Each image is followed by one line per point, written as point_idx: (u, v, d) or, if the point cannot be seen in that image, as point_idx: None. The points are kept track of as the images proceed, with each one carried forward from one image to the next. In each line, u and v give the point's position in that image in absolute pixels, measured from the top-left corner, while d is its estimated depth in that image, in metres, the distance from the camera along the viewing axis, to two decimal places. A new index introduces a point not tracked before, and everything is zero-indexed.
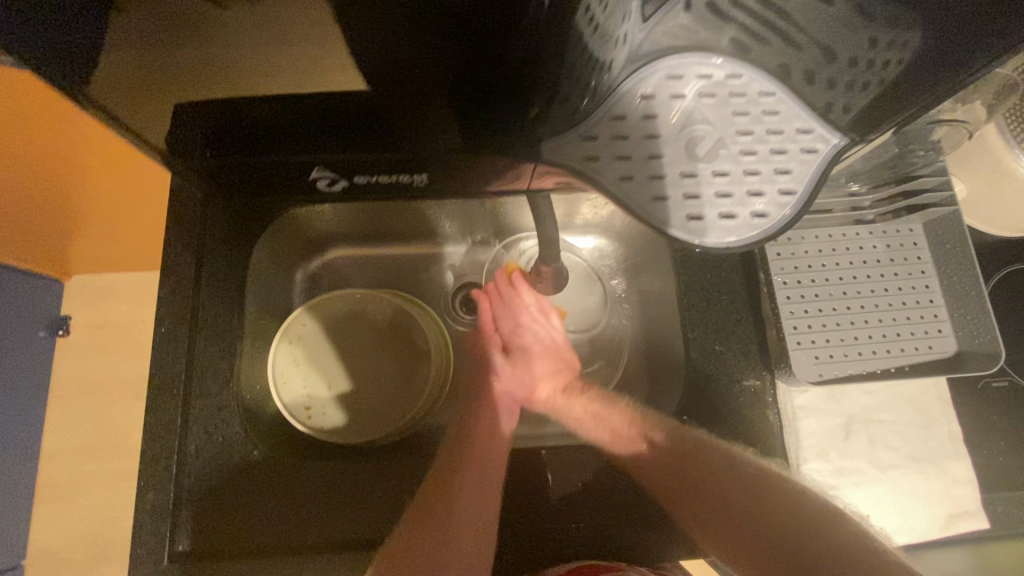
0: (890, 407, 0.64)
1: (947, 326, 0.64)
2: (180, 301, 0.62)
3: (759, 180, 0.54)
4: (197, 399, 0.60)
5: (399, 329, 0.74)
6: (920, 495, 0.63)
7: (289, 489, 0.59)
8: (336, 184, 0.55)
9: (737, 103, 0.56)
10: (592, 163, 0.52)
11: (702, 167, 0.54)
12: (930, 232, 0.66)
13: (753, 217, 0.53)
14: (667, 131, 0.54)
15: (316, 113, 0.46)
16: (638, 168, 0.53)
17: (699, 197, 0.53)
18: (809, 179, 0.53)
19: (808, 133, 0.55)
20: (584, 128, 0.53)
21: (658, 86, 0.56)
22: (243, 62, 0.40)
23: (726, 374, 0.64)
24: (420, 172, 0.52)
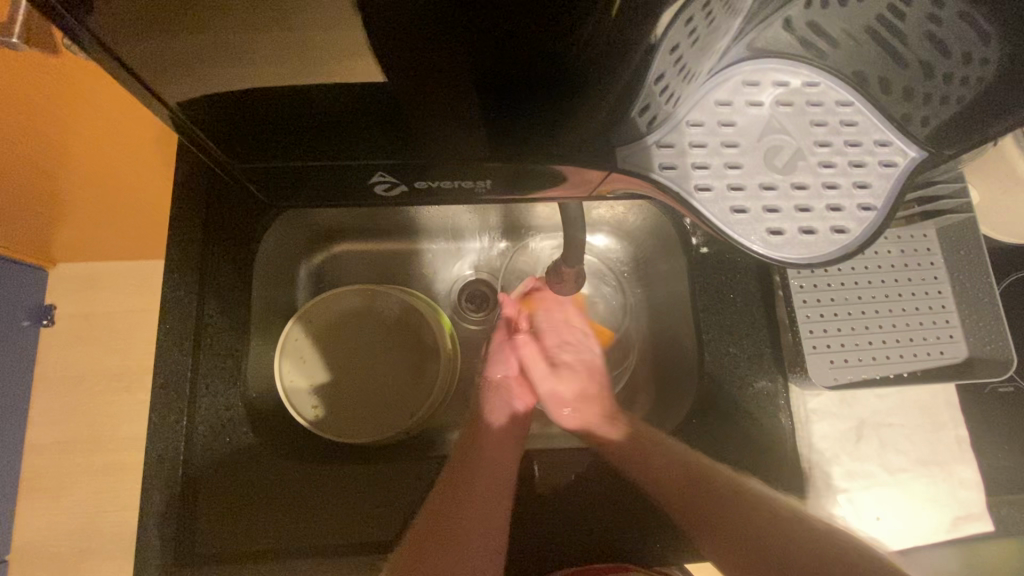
0: (900, 411, 0.66)
1: (958, 332, 0.64)
2: (186, 300, 0.62)
3: (840, 195, 0.50)
4: (224, 393, 0.62)
5: (408, 326, 0.75)
6: (928, 498, 0.64)
7: (304, 488, 0.60)
8: (394, 188, 0.48)
9: (816, 111, 0.53)
10: (669, 171, 0.48)
11: (782, 179, 0.50)
12: (943, 239, 0.66)
13: (833, 232, 0.49)
14: (746, 141, 0.51)
15: (360, 109, 0.40)
16: (716, 177, 0.49)
17: (778, 210, 0.49)
18: (888, 193, 0.50)
19: (886, 145, 0.52)
20: (659, 134, 0.49)
21: (734, 92, 0.53)
22: (261, 55, 0.35)
23: (739, 376, 0.65)
24: (482, 180, 0.46)
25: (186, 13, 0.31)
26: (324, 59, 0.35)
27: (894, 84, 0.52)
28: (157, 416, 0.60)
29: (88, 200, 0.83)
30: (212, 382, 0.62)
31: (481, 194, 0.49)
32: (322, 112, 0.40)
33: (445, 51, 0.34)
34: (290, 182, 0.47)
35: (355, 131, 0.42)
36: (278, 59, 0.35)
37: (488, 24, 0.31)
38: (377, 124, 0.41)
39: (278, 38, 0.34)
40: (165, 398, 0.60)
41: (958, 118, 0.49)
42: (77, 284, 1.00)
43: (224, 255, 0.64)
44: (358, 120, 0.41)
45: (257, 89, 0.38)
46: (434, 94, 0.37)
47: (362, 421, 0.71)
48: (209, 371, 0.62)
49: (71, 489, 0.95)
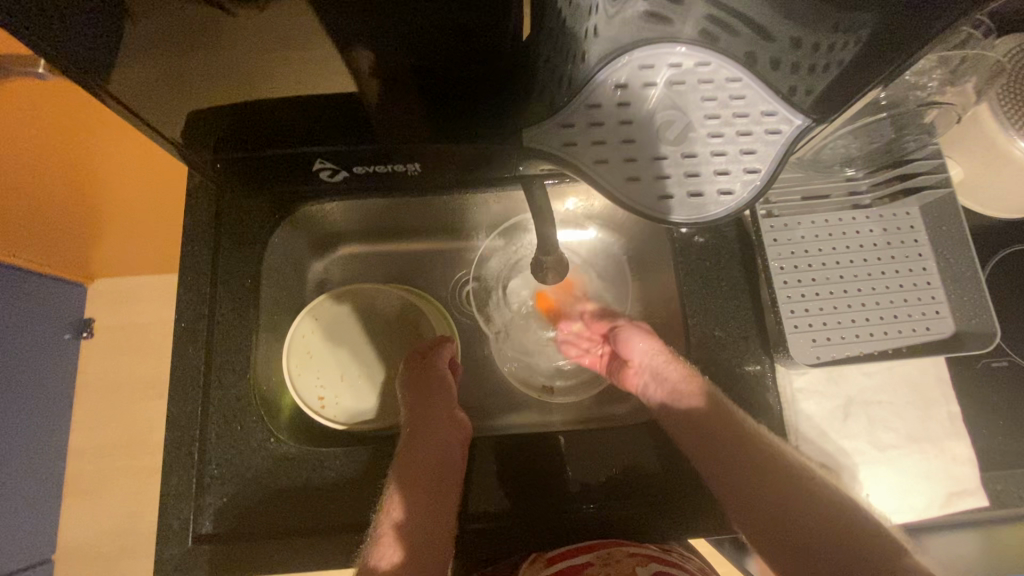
0: (890, 388, 0.66)
1: (944, 308, 0.65)
2: (199, 299, 0.68)
3: (725, 161, 0.53)
4: (235, 385, 0.66)
5: (408, 321, 0.80)
6: (921, 474, 0.64)
7: (311, 471, 0.65)
8: (338, 173, 0.58)
9: (707, 89, 0.54)
10: (570, 148, 0.53)
11: (671, 150, 0.53)
12: (927, 216, 0.67)
13: (718, 195, 0.52)
14: (639, 118, 0.54)
15: (296, 104, 0.48)
16: (613, 153, 0.53)
17: (668, 177, 0.53)
18: (773, 159, 0.52)
19: (772, 115, 0.53)
20: (561, 117, 0.54)
21: (631, 74, 0.54)
22: (247, 63, 0.43)
23: (726, 358, 0.67)
24: (411, 161, 0.55)
25: (182, 33, 0.39)
26: (298, 69, 0.44)
27: (784, 62, 0.52)
28: (176, 408, 0.65)
29: (119, 214, 0.90)
30: (223, 376, 0.67)
31: (418, 174, 0.59)
32: (276, 110, 0.49)
33: (391, 64, 0.44)
34: (249, 173, 0.58)
35: (290, 129, 0.51)
36: (261, 65, 0.43)
37: (433, 31, 0.41)
38: (301, 120, 0.50)
39: (263, 54, 0.42)
40: (183, 392, 0.66)
41: (837, 82, 0.50)
42: (109, 298, 1.08)
43: (233, 258, 0.70)
44: (296, 111, 0.49)
45: (230, 104, 0.48)
46: (381, 100, 0.48)
47: (369, 412, 0.75)
48: (221, 367, 0.67)
49: (114, 488, 1.02)
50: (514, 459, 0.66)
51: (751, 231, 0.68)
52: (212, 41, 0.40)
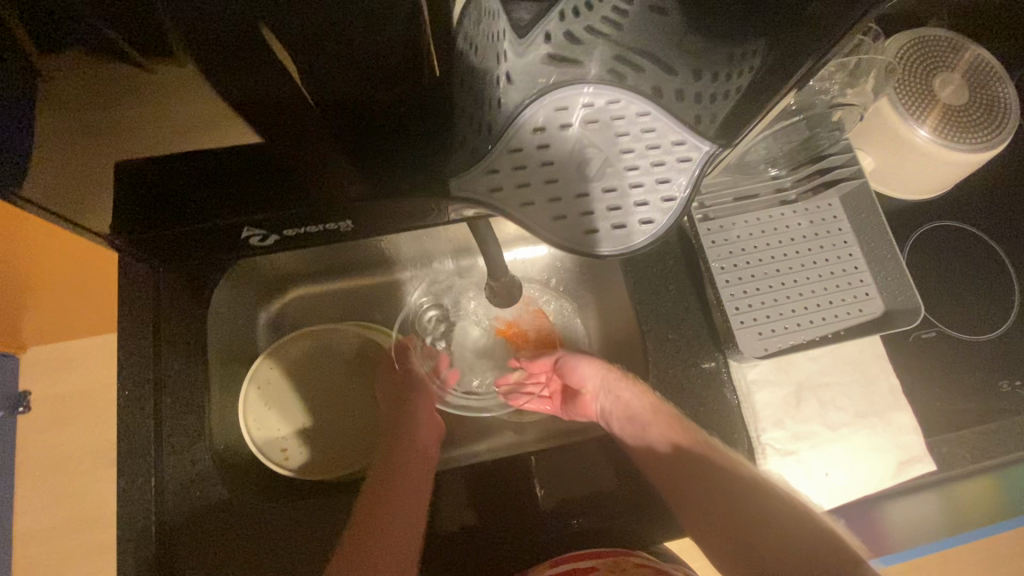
0: (833, 369, 0.70)
1: (872, 289, 0.69)
2: (140, 362, 0.65)
3: (643, 191, 0.50)
4: (188, 448, 0.64)
5: (367, 358, 0.79)
6: (872, 447, 0.68)
7: (279, 530, 0.62)
8: (268, 238, 0.56)
9: (621, 125, 0.54)
10: (496, 193, 0.50)
11: (591, 185, 0.51)
12: (846, 206, 0.72)
13: (640, 224, 0.49)
14: (559, 157, 0.52)
15: (219, 164, 0.47)
16: (537, 193, 0.50)
17: (592, 212, 0.50)
18: (691, 186, 0.50)
19: (681, 143, 0.52)
20: (486, 163, 0.52)
21: (547, 118, 0.55)
22: (166, 122, 0.42)
23: (681, 359, 0.69)
24: (342, 220, 0.54)
25: (93, 93, 0.39)
26: (209, 124, 0.43)
27: (688, 93, 0.54)
28: (126, 480, 0.62)
29: (51, 279, 0.85)
30: (176, 439, 0.64)
31: (349, 232, 0.57)
32: (196, 170, 0.48)
33: (297, 113, 0.43)
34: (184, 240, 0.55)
35: (230, 185, 0.49)
36: (177, 122, 0.43)
37: (330, 78, 0.40)
38: (239, 177, 0.49)
39: (175, 110, 0.41)
40: (133, 462, 0.62)
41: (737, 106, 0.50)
42: (43, 367, 1.01)
43: (175, 315, 0.67)
44: (219, 172, 0.48)
45: (159, 157, 0.46)
46: (296, 149, 0.46)
47: (335, 458, 0.73)
48: (172, 430, 0.64)
49: (69, 571, 0.95)
50: (488, 485, 0.66)
51: (691, 234, 0.71)
52: (125, 98, 0.40)
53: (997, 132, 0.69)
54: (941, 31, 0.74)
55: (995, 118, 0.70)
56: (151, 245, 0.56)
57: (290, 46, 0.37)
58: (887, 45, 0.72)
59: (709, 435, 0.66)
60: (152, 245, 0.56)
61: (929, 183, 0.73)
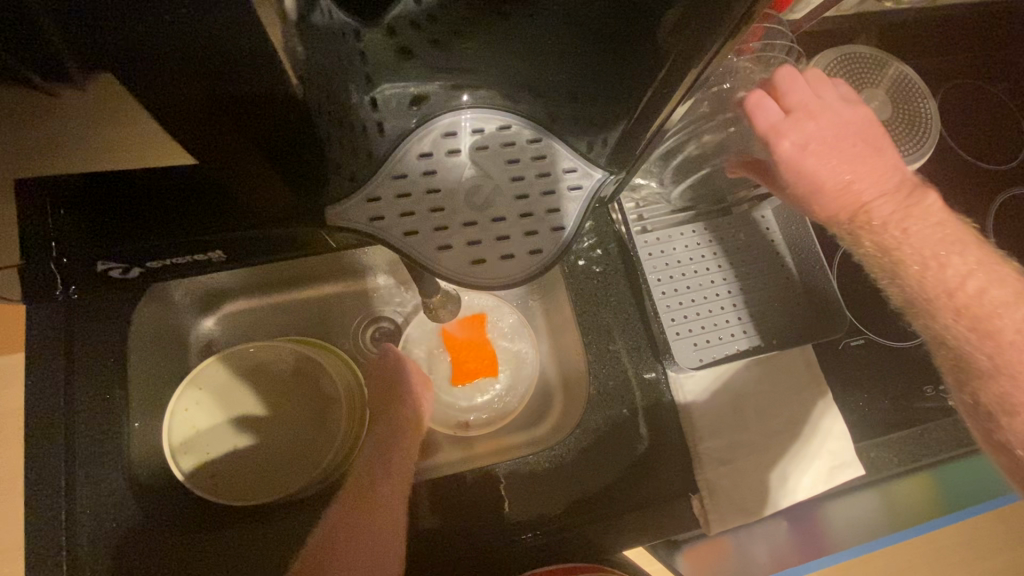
0: (770, 377, 0.71)
1: (801, 298, 0.73)
2: (51, 387, 0.61)
3: (532, 221, 0.50)
4: (106, 477, 0.60)
5: (304, 376, 0.74)
6: (806, 453, 0.69)
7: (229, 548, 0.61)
8: (132, 270, 0.56)
9: (510, 151, 0.51)
10: (379, 222, 0.48)
11: (479, 215, 0.49)
12: (779, 217, 0.75)
13: (528, 254, 0.49)
14: (446, 185, 0.50)
15: (136, 186, 0.45)
16: (423, 222, 0.49)
17: (480, 242, 0.49)
18: (578, 217, 0.51)
19: (572, 171, 0.51)
20: (369, 189, 0.49)
21: (433, 140, 0.51)
22: (82, 146, 0.40)
23: (622, 370, 0.69)
24: (213, 251, 0.53)
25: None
26: (134, 150, 0.41)
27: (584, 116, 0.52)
28: (31, 517, 0.57)
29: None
30: (92, 468, 0.60)
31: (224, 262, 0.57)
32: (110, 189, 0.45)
33: (223, 142, 0.41)
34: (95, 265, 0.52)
35: (135, 205, 0.47)
36: (96, 146, 0.40)
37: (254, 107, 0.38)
38: (144, 200, 0.46)
39: (94, 138, 0.39)
40: (39, 495, 0.58)
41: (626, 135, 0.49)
42: None
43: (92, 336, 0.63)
44: (134, 191, 0.45)
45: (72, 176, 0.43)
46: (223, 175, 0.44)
47: (267, 485, 0.68)
48: (87, 458, 0.60)
49: None
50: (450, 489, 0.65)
51: (630, 248, 0.72)
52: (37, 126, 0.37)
53: (917, 146, 0.72)
54: (865, 49, 0.77)
55: (915, 130, 0.73)
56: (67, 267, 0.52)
57: (218, 83, 0.35)
58: (814, 62, 0.75)
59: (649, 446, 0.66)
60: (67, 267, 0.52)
61: None
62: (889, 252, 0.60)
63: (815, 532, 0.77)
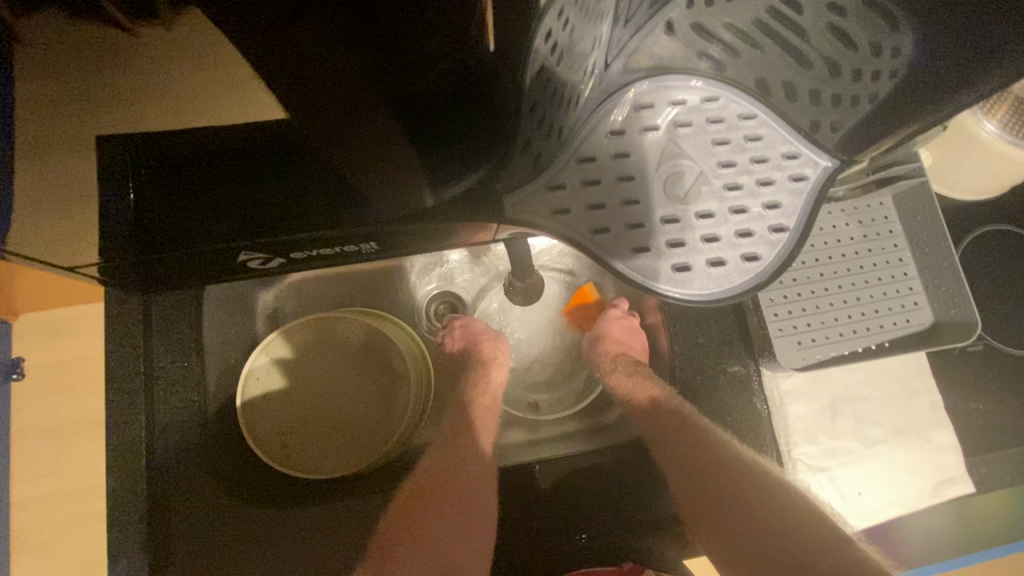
0: (874, 382, 0.65)
1: (922, 299, 0.64)
2: (130, 351, 0.60)
3: (747, 219, 0.49)
4: (183, 445, 0.60)
5: (374, 349, 0.72)
6: (909, 466, 0.64)
7: (302, 526, 0.60)
8: (272, 260, 0.51)
9: (717, 130, 0.52)
10: (564, 215, 0.48)
11: (685, 210, 0.49)
12: (900, 205, 0.66)
13: (743, 259, 0.48)
14: (645, 171, 0.50)
15: (240, 151, 0.40)
16: (614, 218, 0.49)
17: (685, 244, 0.48)
18: (799, 209, 0.49)
19: (794, 157, 0.50)
20: (548, 178, 0.49)
21: (629, 120, 0.52)
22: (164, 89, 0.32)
23: (712, 366, 0.64)
24: (367, 242, 0.48)
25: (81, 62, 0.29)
26: (226, 92, 0.34)
27: (799, 90, 0.51)
28: (115, 479, 0.58)
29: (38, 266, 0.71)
30: (170, 435, 0.60)
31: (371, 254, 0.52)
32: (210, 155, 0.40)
33: (332, 78, 0.32)
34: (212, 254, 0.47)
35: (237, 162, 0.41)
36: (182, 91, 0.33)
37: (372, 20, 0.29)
38: (247, 163, 0.42)
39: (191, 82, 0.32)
40: (123, 459, 0.58)
41: (866, 119, 0.47)
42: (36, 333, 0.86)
43: (169, 303, 0.62)
44: (235, 157, 0.41)
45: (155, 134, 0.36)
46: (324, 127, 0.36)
47: (339, 457, 0.68)
48: (164, 427, 0.60)
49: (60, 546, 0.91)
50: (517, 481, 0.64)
51: None
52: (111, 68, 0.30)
53: None
54: None
55: None
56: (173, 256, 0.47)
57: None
58: None
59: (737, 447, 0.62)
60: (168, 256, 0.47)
61: (991, 182, 0.67)
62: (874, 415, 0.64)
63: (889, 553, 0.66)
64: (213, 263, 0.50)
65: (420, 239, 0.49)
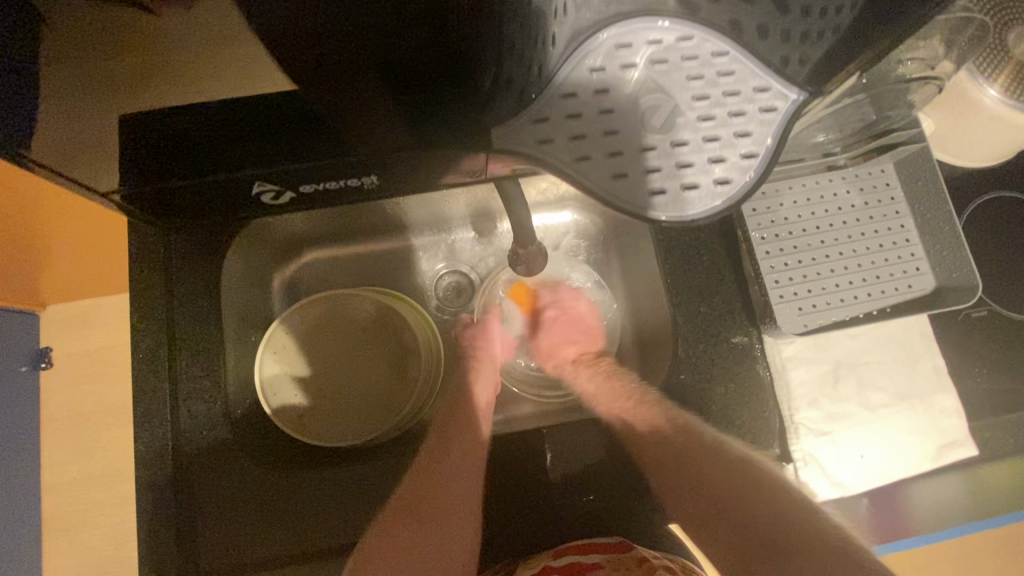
0: (876, 347, 0.66)
1: (924, 264, 0.65)
2: (153, 324, 0.63)
3: (720, 146, 0.46)
4: (204, 413, 0.63)
5: (385, 326, 0.74)
6: (912, 429, 0.64)
7: (319, 488, 0.62)
8: (284, 195, 0.49)
9: (691, 66, 0.49)
10: (547, 146, 0.47)
11: (660, 138, 0.47)
12: (901, 171, 0.66)
13: (716, 184, 0.46)
14: (620, 103, 0.48)
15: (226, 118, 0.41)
16: (594, 147, 0.47)
17: (659, 169, 0.46)
18: (772, 140, 0.46)
19: (765, 90, 0.47)
20: (533, 111, 0.48)
21: (606, 56, 0.50)
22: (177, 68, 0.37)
23: (715, 333, 0.65)
24: (369, 174, 0.47)
25: (108, 37, 0.34)
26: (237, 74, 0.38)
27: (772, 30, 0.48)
28: (143, 443, 0.61)
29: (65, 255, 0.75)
30: (192, 403, 0.63)
31: (377, 189, 0.51)
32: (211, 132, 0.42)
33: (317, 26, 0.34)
34: (213, 199, 0.48)
35: (227, 137, 0.42)
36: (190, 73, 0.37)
37: None
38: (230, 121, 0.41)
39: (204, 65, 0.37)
40: (150, 426, 0.62)
41: (833, 51, 0.46)
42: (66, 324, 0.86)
43: (189, 278, 0.65)
44: (224, 128, 0.42)
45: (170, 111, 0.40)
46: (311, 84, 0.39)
47: (350, 430, 0.70)
48: (187, 396, 0.63)
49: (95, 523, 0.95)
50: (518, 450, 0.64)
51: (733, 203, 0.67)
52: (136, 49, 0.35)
53: None
54: None
55: None
56: (174, 201, 0.48)
57: None
58: None
59: (739, 412, 0.63)
60: (170, 201, 0.48)
61: (994, 146, 0.67)
62: (874, 380, 0.65)
63: (892, 516, 0.68)
64: (216, 211, 0.51)
65: (416, 175, 0.49)
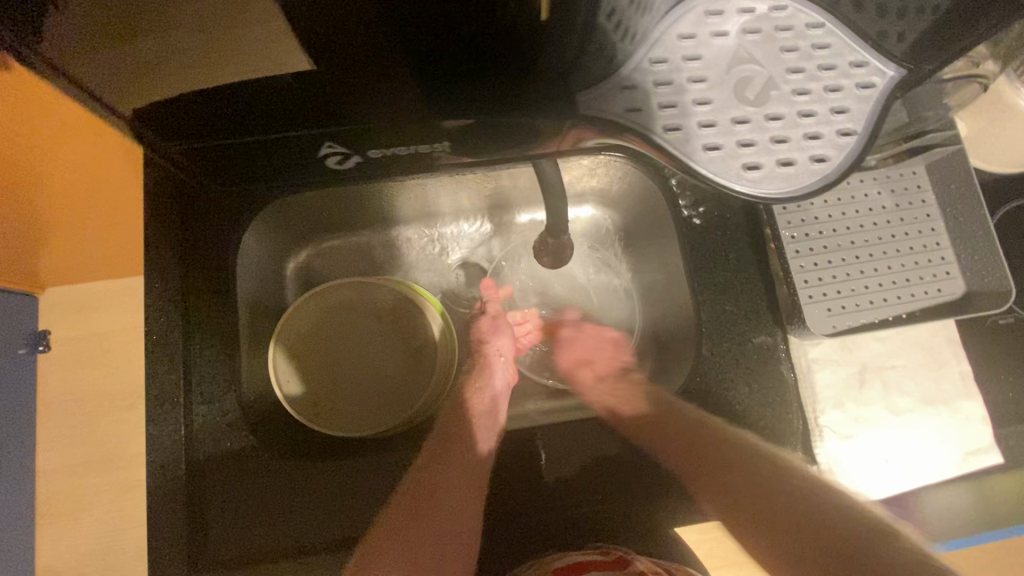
0: (902, 352, 0.65)
1: (955, 268, 0.64)
2: (167, 308, 0.62)
3: (817, 122, 0.45)
4: (219, 399, 0.62)
5: (401, 317, 0.73)
6: (937, 435, 0.64)
7: (337, 477, 0.62)
8: (350, 158, 0.43)
9: (786, 37, 0.45)
10: (635, 113, 0.44)
11: (755, 112, 0.45)
12: (933, 174, 0.65)
13: (812, 161, 0.45)
14: (713, 72, 0.45)
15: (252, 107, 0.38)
16: (685, 117, 0.44)
17: (754, 144, 0.45)
18: (868, 116, 0.45)
19: (862, 65, 0.46)
20: (621, 76, 0.44)
21: (696, 21, 0.45)
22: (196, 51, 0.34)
23: (739, 333, 0.64)
24: (442, 141, 0.42)
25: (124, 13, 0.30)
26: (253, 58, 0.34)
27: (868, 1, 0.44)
28: (154, 428, 0.60)
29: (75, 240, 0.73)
30: (205, 389, 0.61)
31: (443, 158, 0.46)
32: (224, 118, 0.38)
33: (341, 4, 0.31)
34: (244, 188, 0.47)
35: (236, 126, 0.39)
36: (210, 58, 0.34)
37: None
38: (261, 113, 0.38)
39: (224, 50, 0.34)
40: (161, 411, 0.60)
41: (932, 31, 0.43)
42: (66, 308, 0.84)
43: (204, 262, 0.63)
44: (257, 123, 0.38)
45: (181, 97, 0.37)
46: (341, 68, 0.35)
47: (364, 421, 0.69)
48: (201, 379, 0.61)
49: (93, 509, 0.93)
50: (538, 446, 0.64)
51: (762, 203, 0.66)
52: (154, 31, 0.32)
53: None
54: None
55: None
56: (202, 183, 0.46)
57: None
58: None
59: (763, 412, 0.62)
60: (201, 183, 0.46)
61: None
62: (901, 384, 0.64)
63: None
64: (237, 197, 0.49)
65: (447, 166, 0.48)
